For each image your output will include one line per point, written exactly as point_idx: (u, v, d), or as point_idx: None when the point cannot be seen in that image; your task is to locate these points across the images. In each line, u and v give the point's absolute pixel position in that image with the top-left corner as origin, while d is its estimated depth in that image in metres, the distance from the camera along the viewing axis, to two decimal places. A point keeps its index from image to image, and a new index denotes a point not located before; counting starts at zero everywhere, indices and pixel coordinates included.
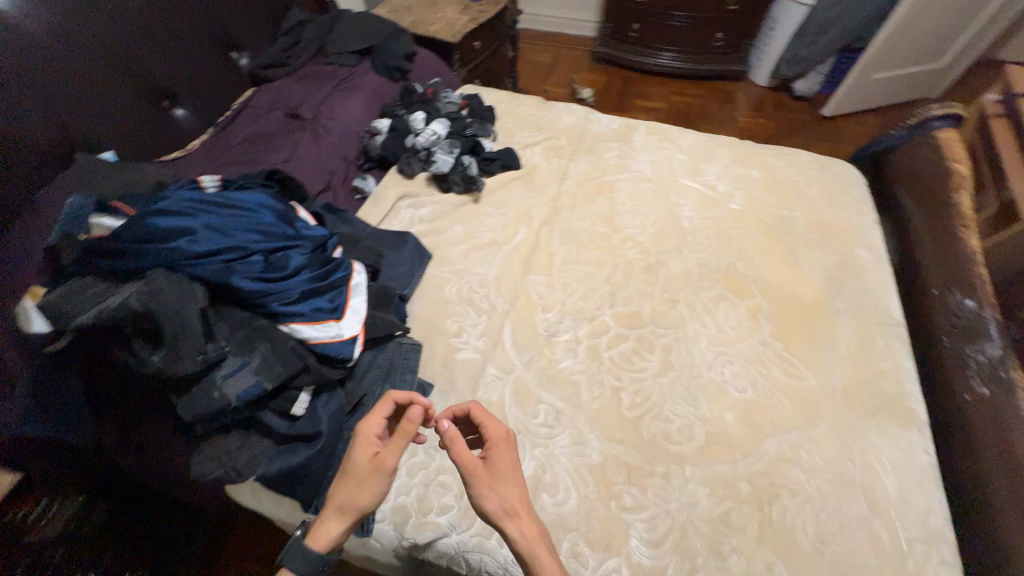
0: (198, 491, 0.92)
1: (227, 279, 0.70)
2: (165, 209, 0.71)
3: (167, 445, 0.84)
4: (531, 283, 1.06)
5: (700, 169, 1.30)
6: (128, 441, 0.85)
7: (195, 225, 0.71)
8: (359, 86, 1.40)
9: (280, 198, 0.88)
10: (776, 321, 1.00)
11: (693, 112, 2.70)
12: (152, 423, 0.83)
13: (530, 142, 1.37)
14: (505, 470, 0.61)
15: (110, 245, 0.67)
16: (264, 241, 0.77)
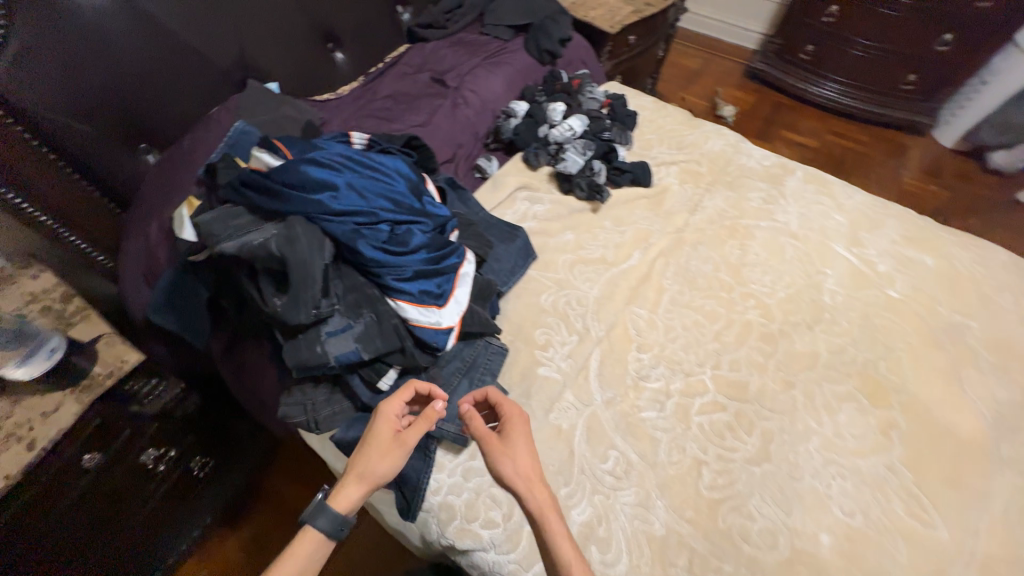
0: (270, 414, 0.99)
1: (354, 244, 0.70)
2: (317, 162, 0.74)
3: (260, 370, 0.90)
4: (632, 315, 0.99)
5: (860, 238, 1.11)
6: (230, 354, 0.94)
7: (340, 184, 0.73)
8: (507, 63, 1.36)
9: (414, 167, 0.87)
10: (914, 447, 0.83)
11: (849, 159, 2.35)
12: (252, 346, 0.90)
13: (667, 160, 1.26)
14: (520, 447, 0.66)
15: (264, 183, 0.70)
16: (393, 211, 0.76)
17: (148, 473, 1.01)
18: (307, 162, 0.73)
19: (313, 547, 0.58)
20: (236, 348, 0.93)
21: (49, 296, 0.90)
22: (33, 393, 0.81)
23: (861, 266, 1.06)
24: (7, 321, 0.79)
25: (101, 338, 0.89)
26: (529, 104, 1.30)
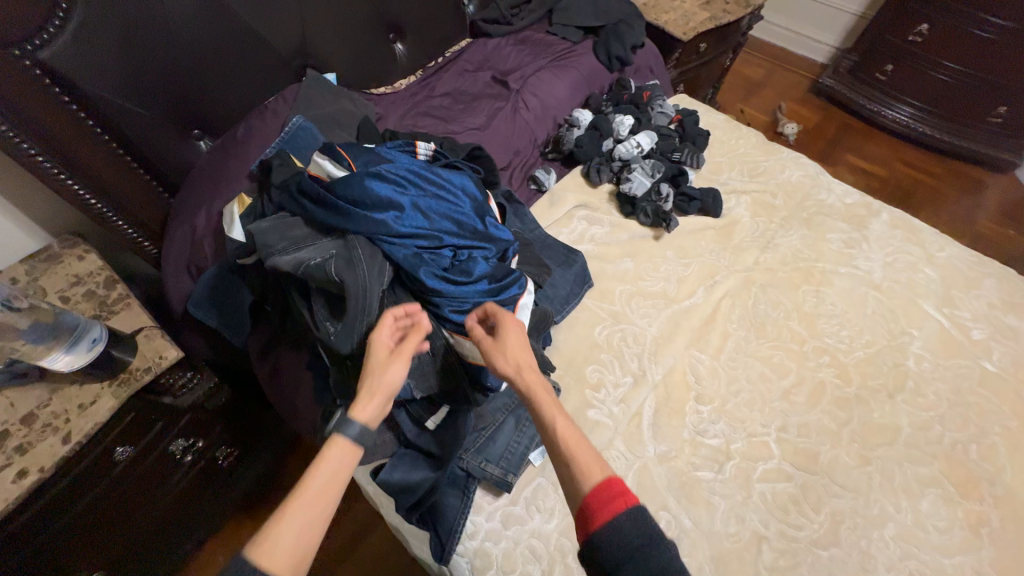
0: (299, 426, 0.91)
1: (415, 270, 0.66)
2: (386, 177, 0.69)
3: (294, 379, 0.85)
4: (692, 360, 0.91)
5: (952, 298, 1.00)
6: (265, 358, 0.88)
7: (406, 203, 0.69)
8: (574, 67, 1.28)
9: (480, 184, 0.81)
10: (1005, 549, 0.74)
11: (920, 192, 2.18)
12: (289, 354, 0.86)
13: (739, 188, 1.16)
14: (507, 340, 0.60)
15: (326, 198, 0.66)
16: (457, 235, 0.71)
17: (174, 466, 0.95)
18: (374, 176, 0.68)
19: (340, 464, 0.48)
20: (271, 353, 0.88)
21: (94, 281, 0.87)
22: (71, 383, 0.78)
23: (953, 330, 0.95)
24: (44, 309, 0.74)
25: (141, 331, 0.84)
26: (593, 114, 1.20)
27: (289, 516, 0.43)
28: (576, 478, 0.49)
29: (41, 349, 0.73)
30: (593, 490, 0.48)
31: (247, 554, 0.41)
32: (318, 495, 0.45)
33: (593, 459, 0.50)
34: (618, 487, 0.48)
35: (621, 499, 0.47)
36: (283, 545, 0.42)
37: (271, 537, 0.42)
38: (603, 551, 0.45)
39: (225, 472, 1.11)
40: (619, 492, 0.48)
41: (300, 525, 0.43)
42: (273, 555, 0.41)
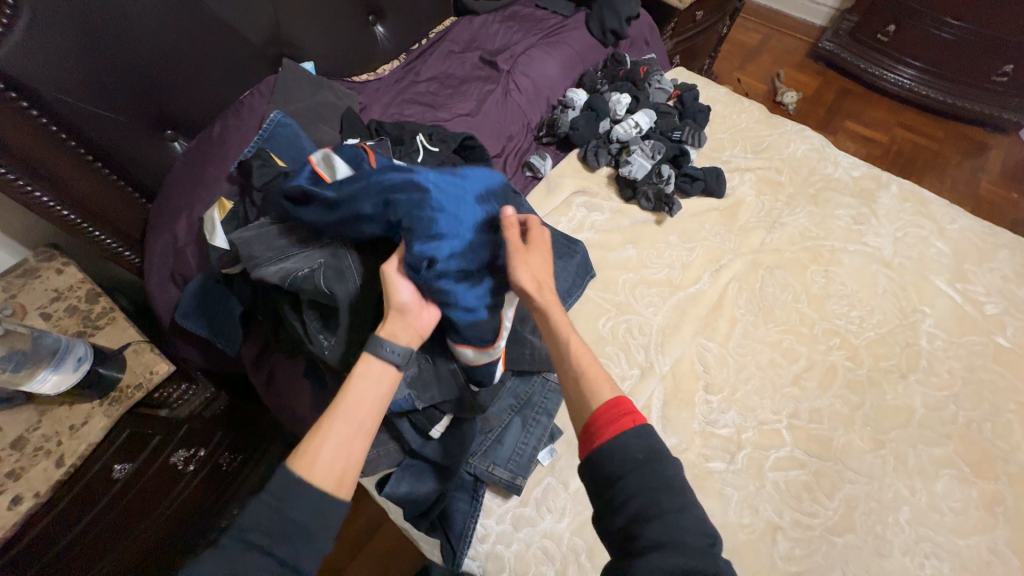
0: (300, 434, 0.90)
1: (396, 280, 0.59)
2: (398, 176, 0.58)
3: (290, 388, 0.82)
4: (700, 348, 0.89)
5: (965, 271, 0.97)
6: (258, 368, 0.85)
7: (424, 206, 0.57)
8: (565, 43, 1.21)
9: None
10: (1020, 528, 0.73)
11: (923, 158, 2.12)
12: (281, 363, 0.82)
13: (743, 166, 1.11)
14: (526, 256, 0.60)
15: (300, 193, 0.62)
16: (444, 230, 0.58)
17: (176, 477, 0.94)
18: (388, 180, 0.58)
19: (373, 386, 0.53)
20: (265, 360, 0.85)
21: (76, 295, 0.83)
22: (60, 404, 0.75)
23: (965, 306, 0.93)
24: (20, 334, 0.71)
25: (129, 346, 0.80)
26: (589, 94, 1.15)
27: (329, 435, 0.49)
28: (582, 394, 0.53)
29: (23, 374, 0.69)
30: (602, 406, 0.51)
31: (295, 466, 0.47)
32: (353, 417, 0.50)
33: (604, 381, 0.53)
34: (626, 408, 0.51)
35: (627, 418, 0.50)
36: (327, 459, 0.48)
37: (313, 452, 0.48)
38: (602, 464, 0.49)
39: (226, 477, 1.10)
40: (626, 412, 0.50)
41: (339, 442, 0.49)
42: (318, 467, 0.47)
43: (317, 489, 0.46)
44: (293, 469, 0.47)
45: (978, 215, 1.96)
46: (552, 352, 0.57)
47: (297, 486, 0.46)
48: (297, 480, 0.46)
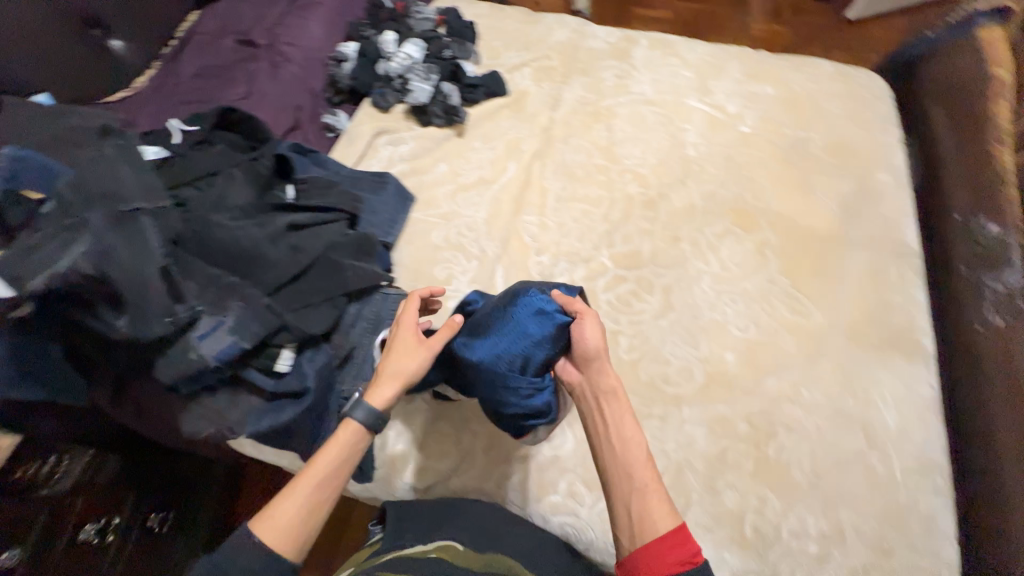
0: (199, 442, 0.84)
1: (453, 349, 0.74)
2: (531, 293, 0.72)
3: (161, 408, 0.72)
4: (523, 223, 1.00)
5: (709, 88, 1.16)
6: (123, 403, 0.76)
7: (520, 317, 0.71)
8: (319, 3, 1.22)
9: (234, 154, 0.81)
10: (784, 256, 0.93)
11: (701, 20, 2.40)
12: (142, 389, 0.71)
13: (518, 63, 1.22)
14: (595, 342, 0.68)
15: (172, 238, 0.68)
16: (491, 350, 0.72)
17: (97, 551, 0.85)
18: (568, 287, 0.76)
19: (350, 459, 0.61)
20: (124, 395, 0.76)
21: None
22: None
23: (714, 113, 1.12)
24: None
25: None
26: (359, 43, 1.17)
27: (292, 500, 0.57)
28: (648, 519, 0.58)
29: None
30: (665, 533, 0.57)
31: (255, 520, 0.56)
32: (316, 484, 0.58)
33: (667, 507, 0.59)
34: (690, 544, 0.56)
35: (687, 556, 0.56)
36: (283, 522, 0.56)
37: (273, 512, 0.56)
38: None
39: (163, 539, 1.00)
40: (690, 551, 0.56)
41: (298, 509, 0.57)
42: (274, 527, 0.56)
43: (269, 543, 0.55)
44: (251, 524, 0.56)
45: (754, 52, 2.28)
46: (610, 457, 0.62)
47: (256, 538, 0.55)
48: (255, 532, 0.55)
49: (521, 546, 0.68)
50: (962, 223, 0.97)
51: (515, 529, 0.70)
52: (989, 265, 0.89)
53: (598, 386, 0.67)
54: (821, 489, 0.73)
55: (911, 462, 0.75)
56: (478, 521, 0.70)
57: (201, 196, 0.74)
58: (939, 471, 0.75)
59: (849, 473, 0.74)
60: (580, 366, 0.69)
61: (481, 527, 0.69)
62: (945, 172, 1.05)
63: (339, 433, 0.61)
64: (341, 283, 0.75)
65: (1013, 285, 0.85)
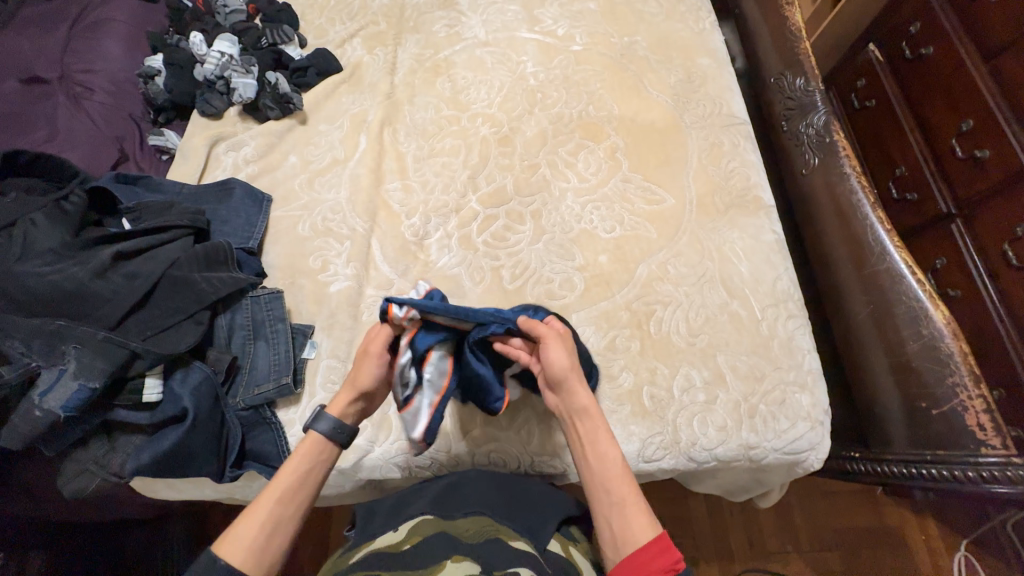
0: (117, 497, 0.80)
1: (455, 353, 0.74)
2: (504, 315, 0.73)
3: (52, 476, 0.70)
4: (388, 192, 0.99)
5: (537, 16, 1.18)
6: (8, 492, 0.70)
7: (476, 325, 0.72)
8: (107, 21, 1.11)
9: (36, 199, 0.74)
10: (632, 155, 0.99)
11: None
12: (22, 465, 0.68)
13: (345, 35, 1.17)
14: (565, 366, 0.67)
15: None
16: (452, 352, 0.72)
17: None
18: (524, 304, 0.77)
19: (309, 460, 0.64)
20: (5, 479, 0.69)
21: None
22: None
23: (546, 39, 1.14)
24: None
25: None
26: (164, 53, 1.09)
27: (260, 516, 0.58)
28: (625, 534, 0.58)
29: None
30: (643, 543, 0.57)
31: (222, 548, 0.55)
32: (282, 496, 0.60)
33: (645, 517, 0.59)
34: (671, 550, 0.56)
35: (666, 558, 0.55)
36: (253, 541, 0.56)
37: (240, 532, 0.56)
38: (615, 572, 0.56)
39: None
40: (672, 558, 0.55)
41: (269, 526, 0.58)
42: (244, 550, 0.55)
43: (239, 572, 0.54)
44: (219, 555, 0.55)
45: None
46: (590, 476, 0.63)
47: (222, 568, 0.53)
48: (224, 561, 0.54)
49: (489, 498, 0.70)
50: (776, 84, 1.07)
51: (477, 485, 0.72)
52: (801, 114, 1.00)
53: (572, 405, 0.67)
54: (699, 345, 0.82)
55: (766, 299, 0.85)
56: (440, 490, 0.71)
57: (4, 250, 0.68)
58: (790, 298, 0.86)
59: (718, 325, 0.83)
60: (553, 387, 0.69)
61: (446, 494, 0.71)
62: (757, 43, 1.14)
63: (302, 447, 0.64)
64: (197, 296, 0.73)
65: (819, 124, 0.96)
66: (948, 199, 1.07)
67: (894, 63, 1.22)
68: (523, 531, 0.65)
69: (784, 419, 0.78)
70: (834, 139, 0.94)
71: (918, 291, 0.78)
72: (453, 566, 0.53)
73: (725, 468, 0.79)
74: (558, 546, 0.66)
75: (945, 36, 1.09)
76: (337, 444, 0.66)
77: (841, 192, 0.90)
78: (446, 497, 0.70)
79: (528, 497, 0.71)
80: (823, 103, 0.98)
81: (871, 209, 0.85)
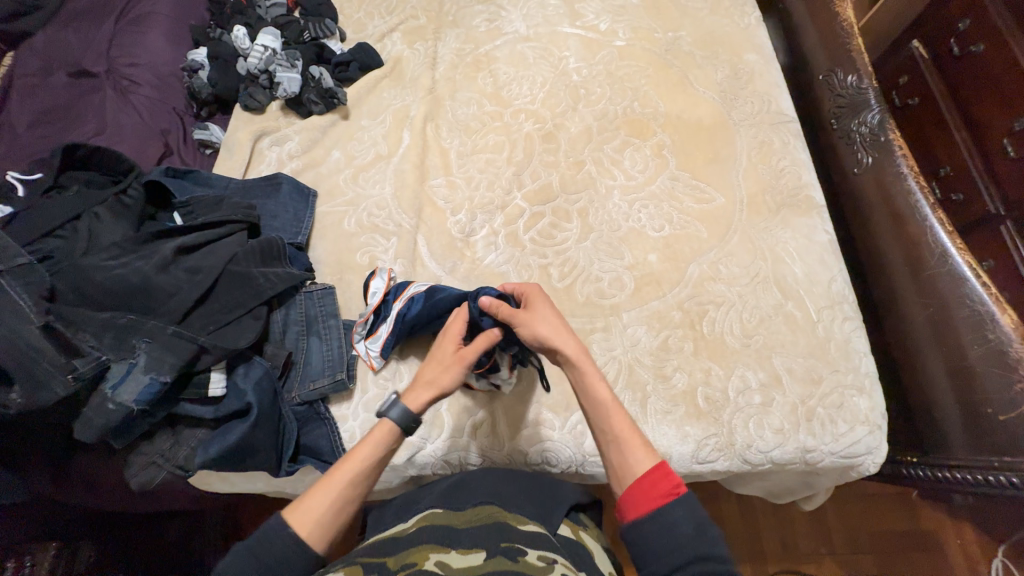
0: (172, 491, 0.80)
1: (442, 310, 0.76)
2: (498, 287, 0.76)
3: (115, 467, 0.70)
4: (433, 188, 0.99)
5: (579, 11, 1.16)
6: (69, 485, 0.70)
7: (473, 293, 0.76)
8: (150, 14, 1.11)
9: (96, 194, 0.74)
10: (680, 153, 0.98)
11: None
12: (86, 457, 0.69)
13: (385, 29, 1.16)
14: (543, 332, 0.63)
15: (67, 315, 0.62)
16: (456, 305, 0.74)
17: None
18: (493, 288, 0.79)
19: (366, 453, 0.57)
20: (66, 471, 0.69)
21: None
22: None
23: (588, 34, 1.13)
24: None
25: None
26: (207, 46, 1.08)
27: (329, 493, 0.55)
28: (624, 467, 0.56)
29: None
30: (642, 473, 0.54)
31: (292, 517, 0.53)
32: (352, 480, 0.56)
33: (642, 447, 0.56)
34: (672, 476, 0.54)
35: (669, 489, 0.53)
36: (322, 516, 0.54)
37: (311, 504, 0.54)
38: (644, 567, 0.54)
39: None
40: (672, 483, 0.53)
41: (338, 505, 0.55)
42: (312, 523, 0.53)
43: (305, 541, 0.52)
44: (287, 523, 0.53)
45: None
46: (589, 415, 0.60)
47: (290, 538, 0.52)
48: (291, 531, 0.52)
49: (497, 488, 0.69)
50: (825, 81, 1.05)
51: (488, 477, 0.71)
52: (852, 112, 0.98)
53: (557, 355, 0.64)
54: (753, 346, 0.81)
55: (821, 300, 0.84)
56: (451, 483, 0.71)
57: (70, 244, 0.69)
58: (845, 300, 0.84)
59: (772, 326, 0.82)
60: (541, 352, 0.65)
61: (456, 485, 0.71)
62: (803, 39, 1.12)
63: (376, 431, 0.59)
64: (256, 291, 0.72)
65: (873, 122, 0.94)
66: (998, 200, 1.05)
67: (941, 60, 1.19)
68: (534, 517, 0.64)
69: (842, 422, 0.77)
70: (889, 138, 0.92)
71: (983, 295, 0.75)
72: (457, 554, 0.52)
73: (778, 471, 0.79)
74: (568, 531, 0.65)
75: (996, 32, 1.05)
76: (404, 430, 0.59)
77: (896, 193, 0.88)
78: (456, 489, 0.70)
79: (541, 486, 0.71)
80: (876, 101, 0.96)
81: (930, 210, 0.83)
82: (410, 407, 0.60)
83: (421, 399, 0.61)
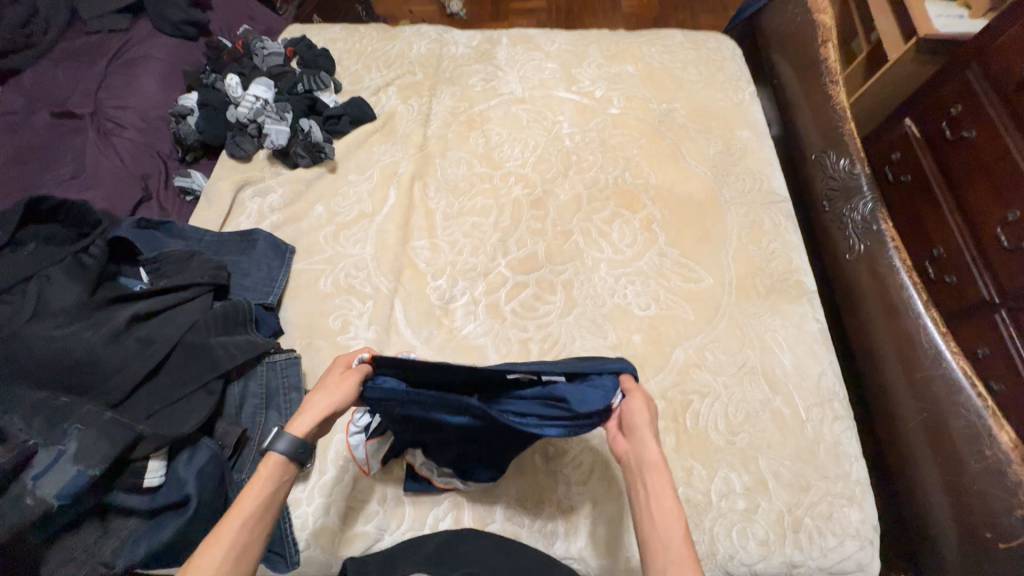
0: None
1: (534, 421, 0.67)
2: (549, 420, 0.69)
3: None
4: (415, 250, 0.96)
5: (575, 76, 1.17)
6: None
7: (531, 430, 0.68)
8: (144, 56, 1.10)
9: (56, 251, 0.71)
10: (669, 227, 0.96)
11: None
12: None
13: (381, 83, 1.16)
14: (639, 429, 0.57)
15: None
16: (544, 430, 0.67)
17: None
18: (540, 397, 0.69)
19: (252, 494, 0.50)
20: None
21: None
22: None
23: (583, 100, 1.13)
24: None
25: None
26: (199, 92, 1.08)
27: (226, 539, 0.47)
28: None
29: None
30: None
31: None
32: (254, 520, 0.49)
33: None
34: None
35: None
36: (222, 568, 0.46)
37: (205, 560, 0.45)
38: None
39: None
40: None
41: (243, 548, 0.47)
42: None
43: None
44: None
45: (639, 9, 2.03)
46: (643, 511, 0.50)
47: None
48: None
49: (486, 558, 0.65)
50: (817, 161, 1.05)
51: (473, 543, 0.68)
52: (845, 197, 0.97)
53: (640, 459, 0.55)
54: (739, 445, 0.77)
55: (810, 397, 0.80)
56: (438, 543, 0.68)
57: (16, 308, 0.65)
58: (835, 397, 0.81)
59: (760, 424, 0.78)
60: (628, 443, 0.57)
61: (441, 549, 0.66)
62: (796, 116, 1.12)
63: (263, 468, 0.53)
64: (212, 364, 0.69)
65: (865, 211, 0.92)
66: (992, 287, 1.02)
67: (933, 142, 1.19)
68: None
69: (830, 535, 0.72)
70: (881, 228, 0.90)
71: (979, 406, 0.72)
72: None
73: None
74: None
75: (989, 122, 1.06)
76: (298, 460, 0.54)
77: (890, 287, 0.85)
78: (442, 552, 0.66)
79: (529, 562, 0.66)
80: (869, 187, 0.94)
81: (924, 308, 0.80)
82: (295, 434, 0.54)
83: (306, 422, 0.55)
